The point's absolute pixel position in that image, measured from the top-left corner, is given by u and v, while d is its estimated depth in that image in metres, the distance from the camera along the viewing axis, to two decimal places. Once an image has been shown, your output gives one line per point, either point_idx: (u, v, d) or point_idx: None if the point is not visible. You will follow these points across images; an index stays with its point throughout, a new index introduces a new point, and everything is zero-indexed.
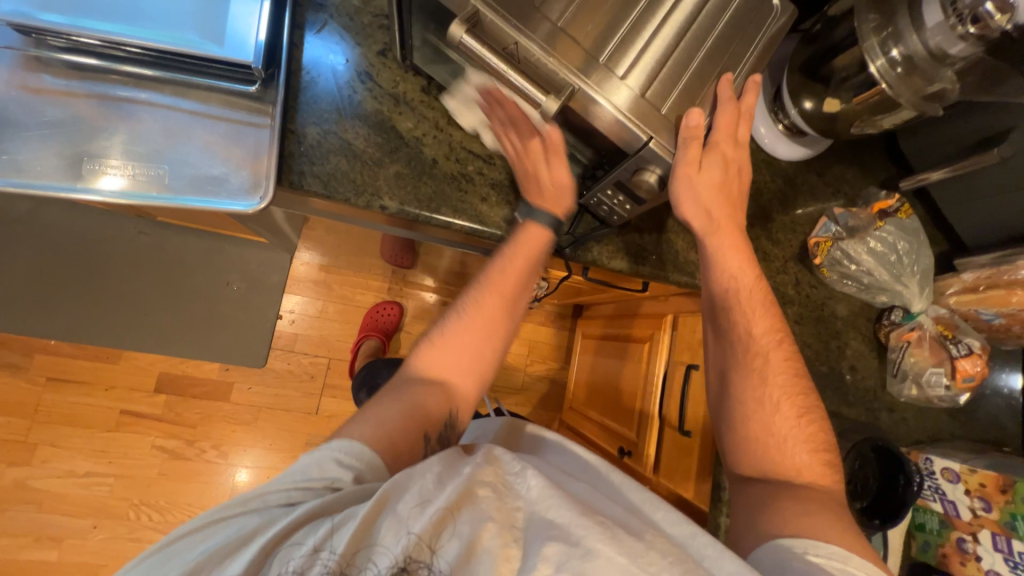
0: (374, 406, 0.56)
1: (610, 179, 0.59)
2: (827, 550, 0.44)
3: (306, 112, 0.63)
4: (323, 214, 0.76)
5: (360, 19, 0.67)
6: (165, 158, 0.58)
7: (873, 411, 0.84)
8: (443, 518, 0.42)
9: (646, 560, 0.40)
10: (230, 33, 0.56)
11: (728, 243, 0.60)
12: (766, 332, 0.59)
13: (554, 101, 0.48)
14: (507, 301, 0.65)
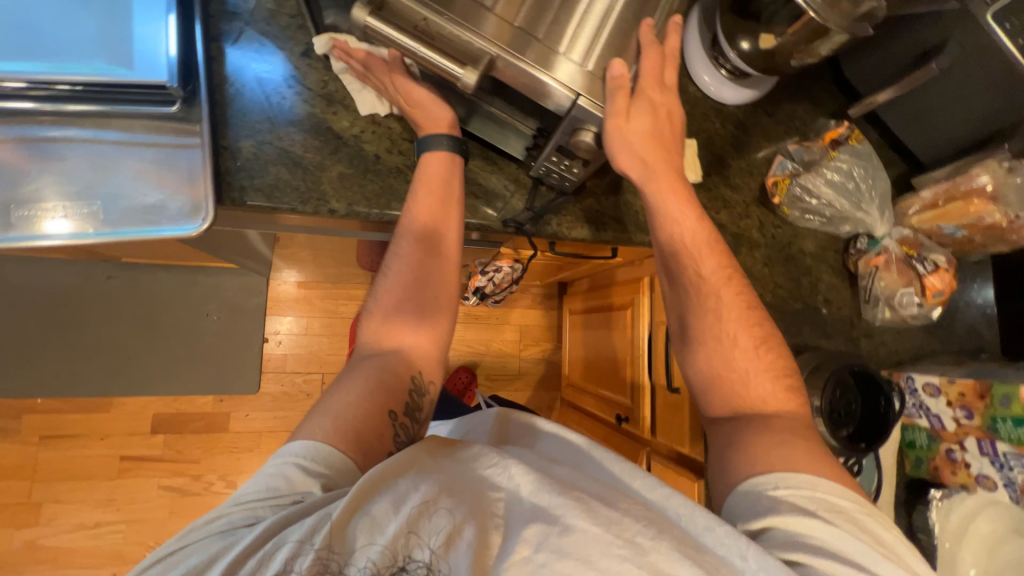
0: (332, 394, 0.54)
1: (552, 145, 0.58)
2: (797, 480, 0.46)
3: (236, 126, 0.62)
4: (296, 230, 0.75)
5: (278, 22, 0.65)
6: (98, 193, 0.56)
7: (852, 339, 0.85)
8: (421, 514, 0.42)
9: (620, 526, 0.41)
10: (140, 55, 0.54)
11: (663, 186, 0.58)
12: (715, 271, 0.60)
13: (471, 72, 0.47)
14: (423, 251, 0.62)
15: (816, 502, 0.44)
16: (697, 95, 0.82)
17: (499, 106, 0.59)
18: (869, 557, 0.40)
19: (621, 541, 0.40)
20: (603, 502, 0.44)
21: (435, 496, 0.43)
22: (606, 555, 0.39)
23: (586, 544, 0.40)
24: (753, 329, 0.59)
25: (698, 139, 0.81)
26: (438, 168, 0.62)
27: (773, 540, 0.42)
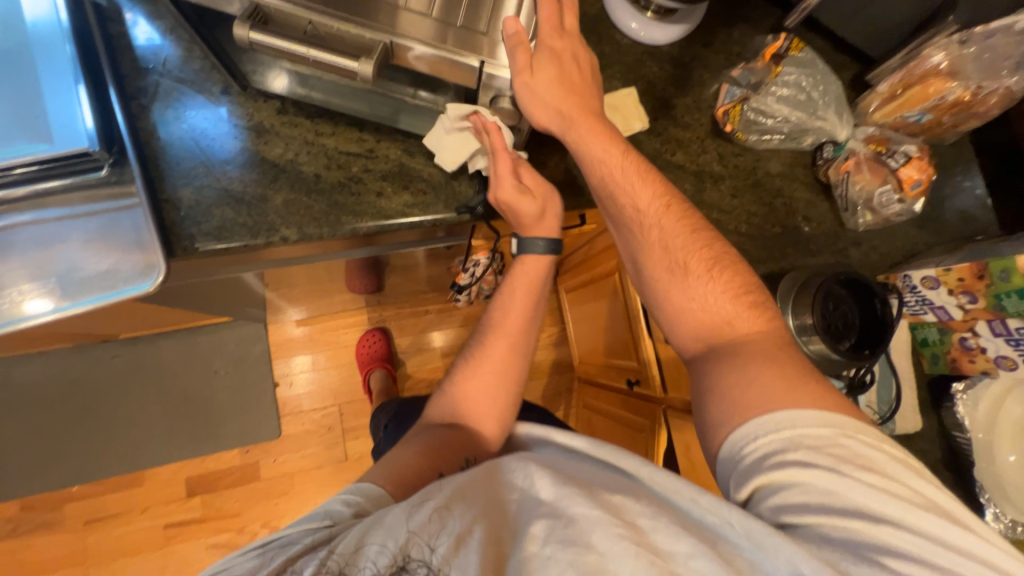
0: (394, 451, 0.60)
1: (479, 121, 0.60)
2: (775, 421, 0.47)
3: (173, 177, 0.62)
4: (275, 264, 0.75)
5: (192, 65, 0.65)
6: (53, 271, 0.57)
7: (840, 251, 0.83)
8: (429, 518, 0.42)
9: (621, 511, 0.41)
10: (58, 129, 0.55)
11: (584, 129, 0.59)
12: (651, 202, 0.60)
13: (366, 63, 0.49)
14: (517, 340, 0.68)
15: (795, 444, 0.45)
16: (628, 43, 0.80)
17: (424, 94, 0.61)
18: (856, 491, 0.42)
19: (623, 525, 0.40)
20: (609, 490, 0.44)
21: (442, 505, 0.43)
22: (606, 537, 0.38)
23: (591, 529, 0.39)
24: (704, 251, 0.59)
25: (638, 86, 0.79)
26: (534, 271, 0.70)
27: (764, 499, 0.44)
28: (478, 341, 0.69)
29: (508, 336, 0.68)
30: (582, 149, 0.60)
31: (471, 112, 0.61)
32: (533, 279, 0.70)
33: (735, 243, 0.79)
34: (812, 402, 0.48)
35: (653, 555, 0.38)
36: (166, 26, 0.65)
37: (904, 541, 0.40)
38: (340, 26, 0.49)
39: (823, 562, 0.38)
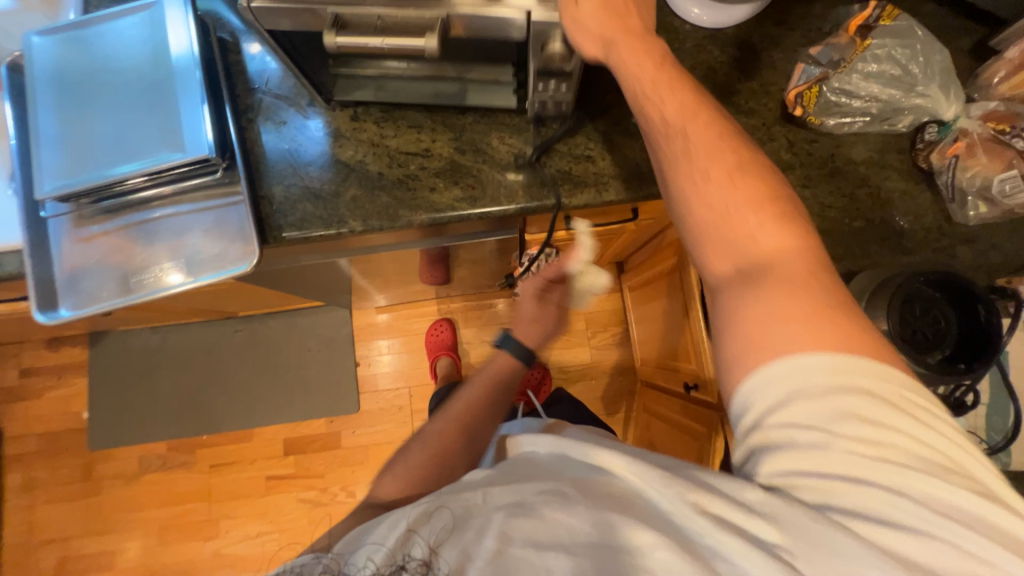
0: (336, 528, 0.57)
1: (533, 74, 0.62)
2: (783, 371, 0.39)
3: (269, 177, 0.74)
4: (351, 253, 0.86)
5: (288, 84, 0.77)
6: (183, 254, 0.72)
7: (944, 250, 0.70)
8: (407, 529, 0.45)
9: (596, 507, 0.42)
10: (189, 140, 0.68)
11: (630, 44, 0.52)
12: (678, 112, 0.50)
13: (431, 37, 0.53)
14: (465, 420, 0.72)
15: (799, 400, 0.39)
16: (688, 28, 0.77)
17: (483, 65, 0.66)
18: (863, 467, 0.36)
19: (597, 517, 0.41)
20: (581, 484, 0.45)
21: (420, 514, 0.46)
22: (578, 538, 0.40)
23: (559, 532, 0.41)
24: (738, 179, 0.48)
25: (697, 73, 0.76)
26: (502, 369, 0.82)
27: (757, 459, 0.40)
28: (431, 424, 0.73)
29: (464, 413, 0.74)
30: (640, 125, 0.53)
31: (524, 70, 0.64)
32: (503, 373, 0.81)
33: None
34: (849, 342, 0.40)
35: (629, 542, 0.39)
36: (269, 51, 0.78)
37: (904, 513, 0.35)
38: (405, 12, 0.53)
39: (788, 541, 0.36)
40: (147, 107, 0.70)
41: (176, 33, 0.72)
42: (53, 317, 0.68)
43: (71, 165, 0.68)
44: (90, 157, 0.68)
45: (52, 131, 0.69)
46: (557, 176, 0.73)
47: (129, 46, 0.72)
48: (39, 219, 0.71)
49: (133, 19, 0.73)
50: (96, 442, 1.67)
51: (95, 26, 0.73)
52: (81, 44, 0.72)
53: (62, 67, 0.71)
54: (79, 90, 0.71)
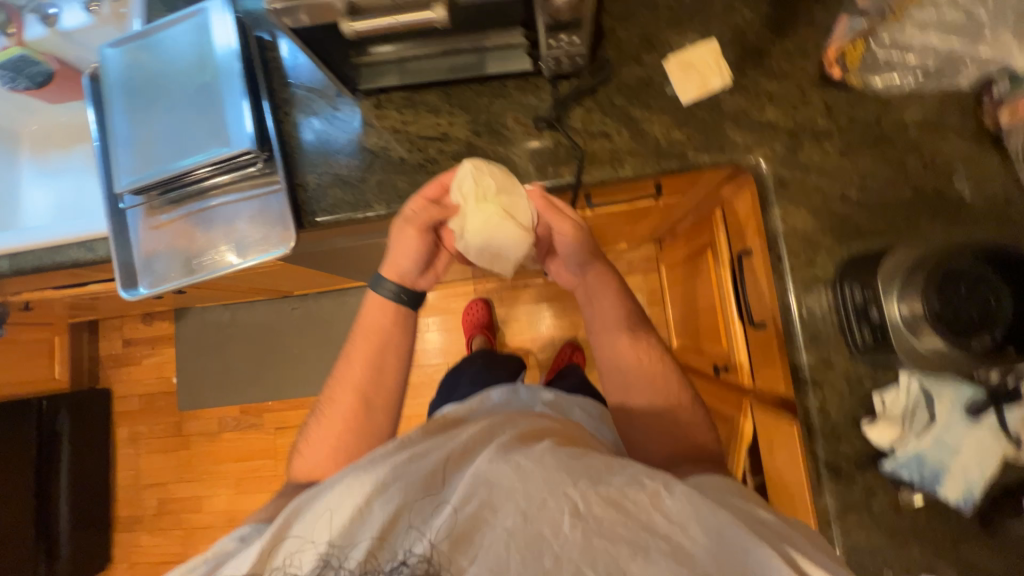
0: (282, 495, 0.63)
1: (543, 31, 0.61)
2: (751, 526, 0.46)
3: (303, 166, 0.80)
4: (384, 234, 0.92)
5: (319, 76, 0.83)
6: (234, 238, 0.81)
7: (1012, 223, 0.62)
8: (370, 496, 0.47)
9: (549, 483, 0.45)
10: (234, 135, 0.76)
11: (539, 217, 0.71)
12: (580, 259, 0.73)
13: (440, 8, 0.54)
14: (366, 386, 0.71)
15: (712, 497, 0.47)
16: None
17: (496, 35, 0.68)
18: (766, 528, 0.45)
19: (552, 496, 0.45)
20: (535, 459, 0.48)
21: (381, 481, 0.48)
22: (536, 505, 0.44)
23: (516, 498, 0.45)
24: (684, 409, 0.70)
25: (723, 37, 0.71)
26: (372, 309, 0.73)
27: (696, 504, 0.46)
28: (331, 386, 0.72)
29: (355, 373, 0.71)
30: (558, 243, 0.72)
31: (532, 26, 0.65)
32: (381, 327, 0.73)
33: (839, 212, 0.66)
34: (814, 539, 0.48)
35: (577, 517, 0.43)
36: None
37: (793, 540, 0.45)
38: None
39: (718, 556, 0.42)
40: (200, 105, 0.78)
41: (220, 34, 0.79)
42: (136, 294, 0.80)
43: (141, 162, 0.78)
44: (155, 154, 0.78)
45: (126, 131, 0.79)
46: (572, 154, 0.73)
47: (183, 50, 0.80)
48: (119, 209, 0.82)
49: (185, 25, 0.81)
50: (184, 402, 1.93)
51: (154, 34, 0.82)
52: (144, 51, 0.81)
53: (130, 74, 0.81)
54: (144, 93, 0.80)
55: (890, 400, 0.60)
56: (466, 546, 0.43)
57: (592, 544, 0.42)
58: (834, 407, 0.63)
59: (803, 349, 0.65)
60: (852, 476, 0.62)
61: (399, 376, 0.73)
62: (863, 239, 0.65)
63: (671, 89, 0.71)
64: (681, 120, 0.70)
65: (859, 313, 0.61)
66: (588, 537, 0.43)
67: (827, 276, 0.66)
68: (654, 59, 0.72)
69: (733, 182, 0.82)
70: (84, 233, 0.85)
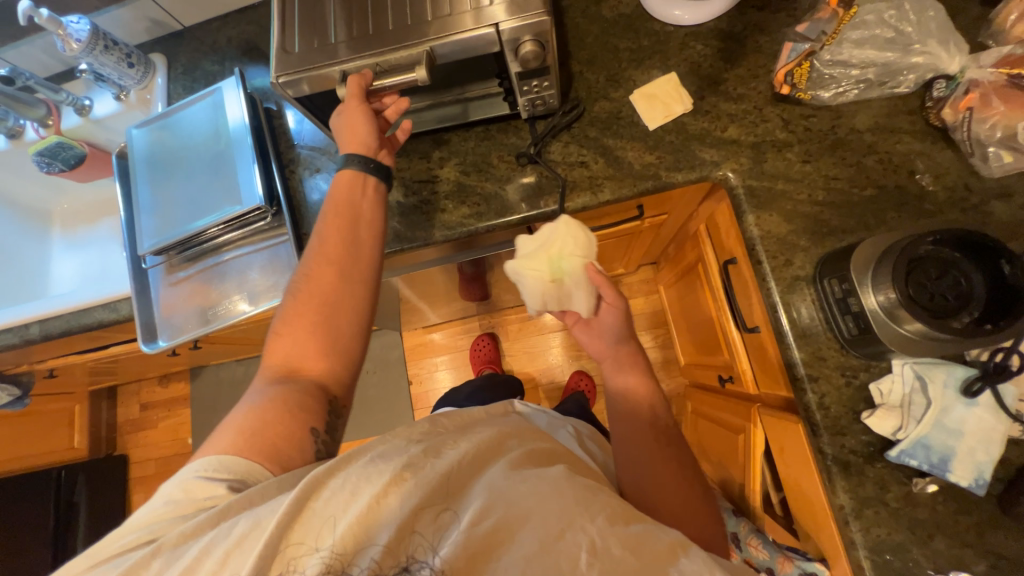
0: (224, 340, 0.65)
1: (516, 78, 0.68)
2: None
3: (309, 217, 0.87)
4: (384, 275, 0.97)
5: (320, 137, 0.91)
6: (246, 288, 0.86)
7: (975, 209, 0.65)
8: (390, 488, 0.44)
9: (567, 514, 0.45)
10: (245, 194, 0.83)
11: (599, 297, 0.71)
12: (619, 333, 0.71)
13: (420, 69, 0.62)
14: (346, 268, 0.64)
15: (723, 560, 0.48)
16: (668, 29, 0.80)
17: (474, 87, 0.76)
18: None
19: (571, 527, 0.44)
20: (553, 487, 0.48)
21: (399, 474, 0.45)
22: (558, 535, 0.43)
23: (537, 522, 0.44)
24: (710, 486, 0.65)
25: (680, 69, 0.78)
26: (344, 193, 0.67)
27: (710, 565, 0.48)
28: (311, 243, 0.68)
29: (333, 242, 0.66)
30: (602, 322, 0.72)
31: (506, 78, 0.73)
32: (347, 189, 0.68)
33: (810, 213, 0.69)
34: None
35: (594, 556, 0.43)
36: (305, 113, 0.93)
37: None
38: (395, 52, 0.62)
39: None
40: (215, 171, 0.87)
41: (233, 109, 0.89)
42: (156, 347, 0.85)
43: (162, 225, 0.85)
44: (175, 217, 0.85)
45: (149, 200, 0.87)
46: (554, 184, 0.79)
47: (200, 125, 0.90)
48: (142, 270, 0.88)
49: (201, 104, 0.91)
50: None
51: (175, 113, 0.92)
52: (166, 129, 0.91)
53: (153, 149, 0.90)
54: (166, 165, 0.89)
55: (887, 388, 0.61)
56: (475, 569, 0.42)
57: None
58: (834, 400, 0.64)
59: (795, 346, 0.67)
60: (863, 470, 0.61)
61: (370, 223, 0.67)
62: (836, 236, 0.68)
63: (638, 117, 0.78)
64: (652, 144, 0.76)
65: (842, 305, 0.62)
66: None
67: (807, 274, 0.68)
68: (621, 93, 0.79)
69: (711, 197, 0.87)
70: (110, 294, 0.92)
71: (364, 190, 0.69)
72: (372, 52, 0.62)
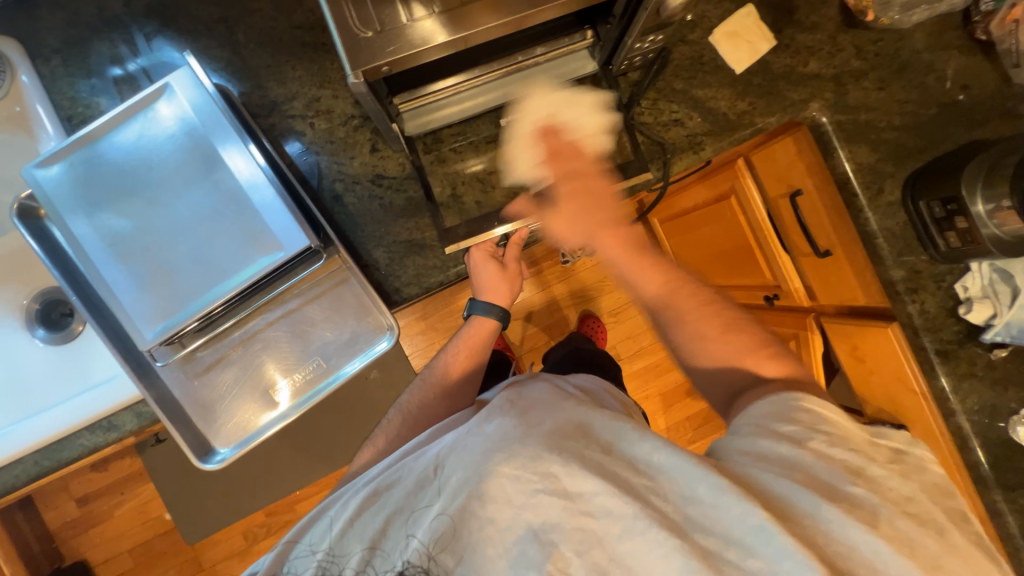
0: (382, 427, 0.69)
1: (637, 34, 0.56)
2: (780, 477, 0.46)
3: (367, 244, 0.70)
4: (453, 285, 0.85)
5: (339, 135, 0.70)
6: (312, 350, 0.69)
7: (1014, 114, 0.72)
8: (365, 504, 0.51)
9: (536, 461, 0.46)
10: (278, 235, 0.61)
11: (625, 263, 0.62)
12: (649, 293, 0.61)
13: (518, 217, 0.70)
14: (455, 396, 0.70)
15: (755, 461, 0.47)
16: None
17: (552, 45, 0.61)
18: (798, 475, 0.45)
19: (536, 478, 0.46)
20: (524, 438, 0.49)
21: (372, 495, 0.52)
22: (520, 492, 0.46)
23: (498, 487, 0.46)
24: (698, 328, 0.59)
25: None
26: (482, 334, 0.74)
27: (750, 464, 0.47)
28: (423, 371, 0.74)
29: (446, 377, 0.71)
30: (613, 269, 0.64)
31: (599, 29, 0.60)
32: (484, 337, 0.74)
33: (888, 139, 0.75)
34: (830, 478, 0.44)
35: (566, 499, 0.45)
36: (302, 103, 0.70)
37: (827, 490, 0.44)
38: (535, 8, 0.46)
39: (716, 540, 0.43)
40: (206, 211, 0.61)
41: (196, 112, 0.61)
42: (220, 460, 0.66)
43: (164, 302, 0.60)
44: (180, 288, 0.61)
45: (122, 274, 0.61)
46: (655, 149, 0.72)
47: (150, 148, 0.61)
48: (145, 369, 0.64)
49: (139, 114, 0.61)
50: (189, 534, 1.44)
51: (99, 138, 0.61)
52: (98, 165, 0.61)
53: (91, 200, 0.61)
54: (121, 219, 0.61)
55: (971, 284, 0.73)
56: (453, 546, 0.46)
57: (578, 521, 0.45)
58: (931, 305, 0.76)
59: (892, 265, 0.76)
60: (957, 352, 0.76)
61: (484, 370, 0.74)
62: (914, 156, 0.75)
63: (723, 61, 0.73)
64: (741, 90, 0.73)
65: (942, 223, 0.70)
66: (570, 516, 0.45)
67: (897, 197, 0.75)
68: (698, 34, 0.72)
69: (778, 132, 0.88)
70: (90, 415, 0.67)
71: (496, 338, 0.76)
72: (496, 18, 0.46)
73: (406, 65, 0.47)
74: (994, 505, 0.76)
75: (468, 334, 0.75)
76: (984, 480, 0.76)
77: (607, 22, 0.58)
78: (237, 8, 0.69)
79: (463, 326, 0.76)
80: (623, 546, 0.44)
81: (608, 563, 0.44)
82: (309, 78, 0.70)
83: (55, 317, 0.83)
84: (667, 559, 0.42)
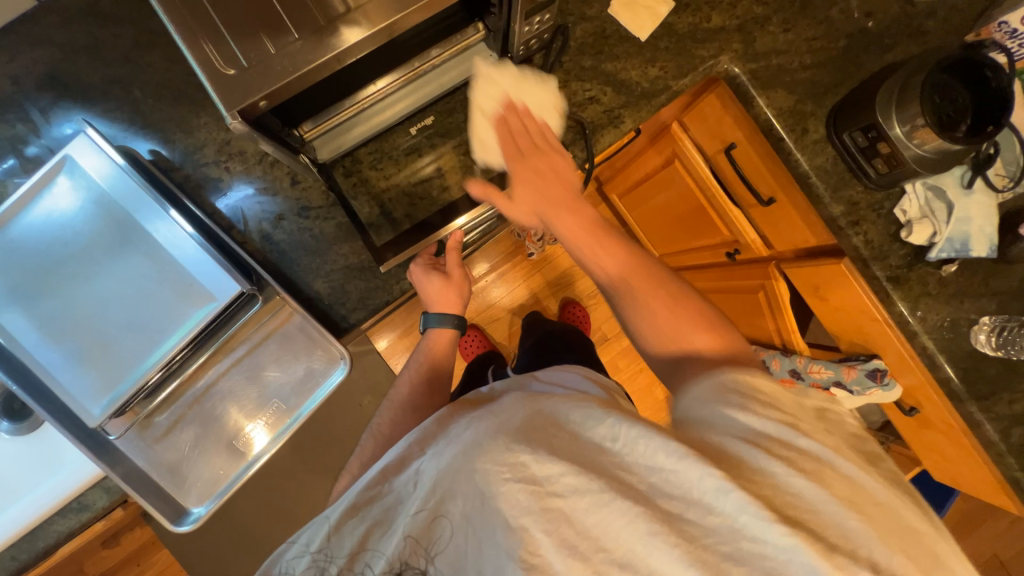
0: (358, 448, 0.69)
1: (519, 17, 0.56)
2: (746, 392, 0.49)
3: (306, 276, 0.69)
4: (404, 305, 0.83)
5: (257, 173, 0.69)
6: (271, 393, 0.71)
7: (918, 32, 0.73)
8: (343, 519, 0.49)
9: (507, 454, 0.45)
10: (210, 284, 0.60)
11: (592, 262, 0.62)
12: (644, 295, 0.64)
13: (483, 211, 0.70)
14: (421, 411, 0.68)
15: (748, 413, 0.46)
16: None
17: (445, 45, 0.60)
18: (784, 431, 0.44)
19: (507, 469, 0.44)
20: (496, 433, 0.47)
21: (351, 508, 0.50)
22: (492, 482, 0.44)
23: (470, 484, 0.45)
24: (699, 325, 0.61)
25: None
26: (442, 346, 0.74)
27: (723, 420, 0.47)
28: (391, 391, 0.73)
29: (408, 394, 0.70)
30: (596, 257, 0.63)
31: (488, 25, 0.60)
32: (444, 348, 0.74)
33: (803, 79, 0.75)
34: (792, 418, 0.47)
35: (534, 484, 0.44)
36: (213, 149, 0.69)
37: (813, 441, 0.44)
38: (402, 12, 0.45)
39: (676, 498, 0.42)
40: (133, 274, 0.61)
41: (100, 177, 0.60)
42: (194, 521, 0.68)
43: (106, 373, 0.60)
44: (120, 357, 0.60)
45: (57, 355, 0.59)
46: (575, 130, 0.72)
47: (68, 223, 0.60)
48: (104, 446, 0.62)
49: (42, 189, 0.59)
50: None
51: (7, 222, 0.60)
52: (14, 250, 0.60)
53: (16, 288, 0.60)
54: (49, 300, 0.60)
55: (909, 207, 0.74)
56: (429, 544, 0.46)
57: (545, 503, 0.43)
58: (875, 234, 0.76)
59: (832, 202, 0.76)
60: (909, 276, 0.76)
61: (448, 384, 0.74)
62: (831, 91, 0.75)
63: (626, 32, 0.72)
64: (649, 56, 0.73)
65: (867, 151, 0.70)
66: (539, 498, 0.43)
67: (822, 134, 0.75)
68: (596, 8, 0.72)
69: (703, 88, 0.87)
70: (58, 500, 0.66)
71: (458, 347, 0.76)
72: (368, 28, 0.45)
73: (287, 94, 0.46)
74: (972, 416, 0.77)
75: (429, 346, 0.74)
76: (958, 394, 0.77)
77: (490, 12, 0.57)
78: (128, 65, 0.68)
79: (423, 341, 0.76)
80: (590, 519, 0.42)
81: (576, 537, 0.42)
82: (216, 123, 0.69)
83: (16, 407, 0.79)
84: (631, 526, 0.41)
